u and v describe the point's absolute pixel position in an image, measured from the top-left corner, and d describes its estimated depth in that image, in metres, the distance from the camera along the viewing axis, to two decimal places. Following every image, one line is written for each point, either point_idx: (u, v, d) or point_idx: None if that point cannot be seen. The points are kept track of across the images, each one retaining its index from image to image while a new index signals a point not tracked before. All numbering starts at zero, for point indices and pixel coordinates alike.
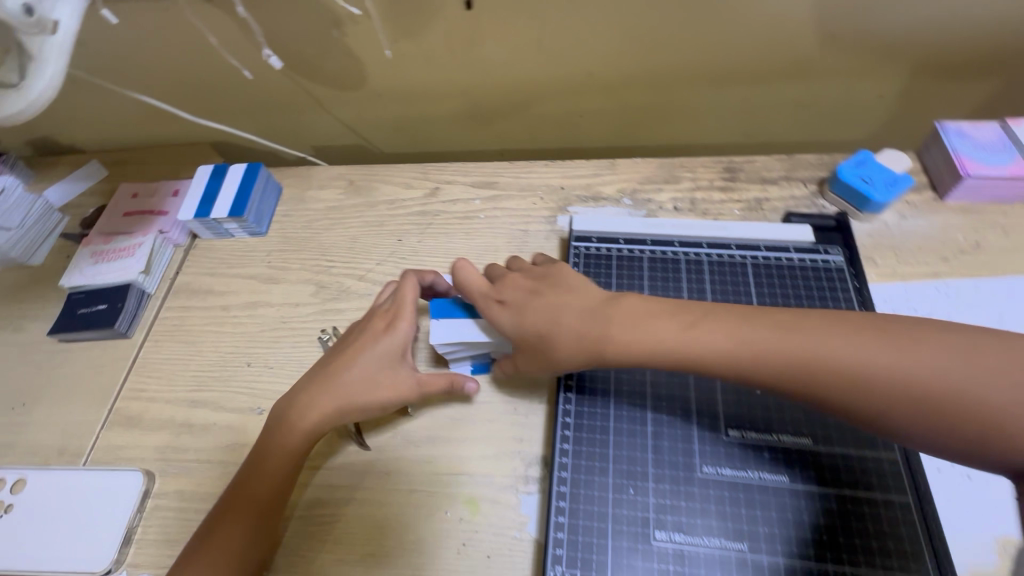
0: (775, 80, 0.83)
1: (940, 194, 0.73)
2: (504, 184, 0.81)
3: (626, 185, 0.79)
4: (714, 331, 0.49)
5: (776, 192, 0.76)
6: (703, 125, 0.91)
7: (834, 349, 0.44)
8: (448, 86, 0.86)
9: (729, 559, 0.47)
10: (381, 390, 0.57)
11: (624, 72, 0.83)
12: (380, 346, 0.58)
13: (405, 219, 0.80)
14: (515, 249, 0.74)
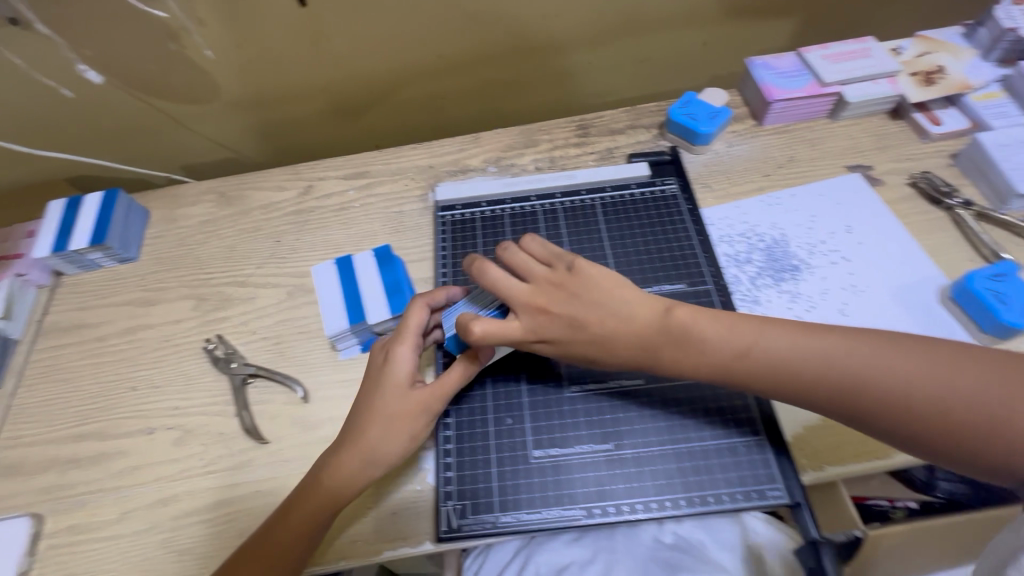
0: (609, 39, 0.90)
1: (758, 120, 0.82)
2: (376, 172, 0.84)
3: (491, 154, 0.84)
4: (806, 345, 0.47)
5: (625, 140, 0.83)
6: (559, 89, 0.98)
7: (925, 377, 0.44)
8: (305, 84, 0.87)
9: (598, 459, 0.51)
10: (409, 428, 0.50)
11: (472, 48, 0.87)
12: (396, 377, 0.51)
13: (281, 221, 0.80)
14: (392, 230, 0.77)
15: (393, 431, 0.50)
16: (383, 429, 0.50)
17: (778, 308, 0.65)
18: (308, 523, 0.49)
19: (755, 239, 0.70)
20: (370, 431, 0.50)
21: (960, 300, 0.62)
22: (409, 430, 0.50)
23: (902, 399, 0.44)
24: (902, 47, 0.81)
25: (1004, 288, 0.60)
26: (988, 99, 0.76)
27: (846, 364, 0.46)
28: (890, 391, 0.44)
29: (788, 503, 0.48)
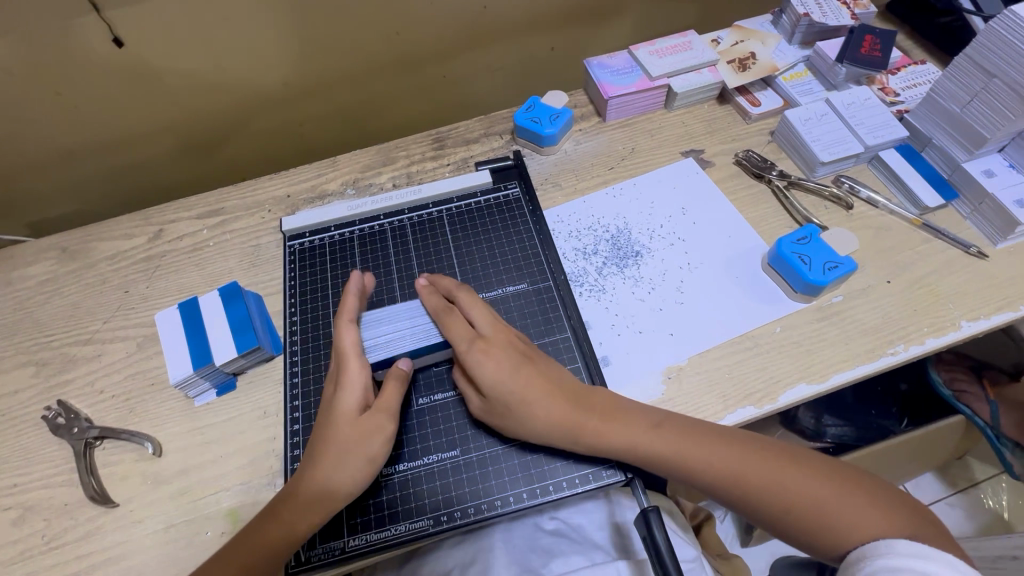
0: (457, 51, 0.92)
1: (602, 117, 0.86)
2: (231, 208, 0.81)
3: (348, 177, 0.83)
4: (694, 439, 0.52)
5: (479, 148, 0.84)
6: (419, 102, 0.99)
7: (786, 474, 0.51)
8: (147, 124, 0.84)
9: (445, 467, 0.54)
10: (363, 451, 0.49)
11: (318, 72, 0.87)
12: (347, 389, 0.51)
13: (129, 269, 0.76)
14: (248, 265, 0.75)
15: (346, 457, 0.49)
16: (337, 456, 0.49)
17: (623, 294, 0.67)
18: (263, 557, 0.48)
19: (601, 231, 0.74)
20: (327, 458, 0.49)
21: (776, 265, 0.67)
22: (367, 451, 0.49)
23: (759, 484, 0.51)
24: (720, 38, 0.87)
25: (809, 250, 0.65)
26: (795, 79, 0.84)
27: (725, 454, 0.52)
28: (777, 499, 0.50)
29: (621, 480, 0.53)
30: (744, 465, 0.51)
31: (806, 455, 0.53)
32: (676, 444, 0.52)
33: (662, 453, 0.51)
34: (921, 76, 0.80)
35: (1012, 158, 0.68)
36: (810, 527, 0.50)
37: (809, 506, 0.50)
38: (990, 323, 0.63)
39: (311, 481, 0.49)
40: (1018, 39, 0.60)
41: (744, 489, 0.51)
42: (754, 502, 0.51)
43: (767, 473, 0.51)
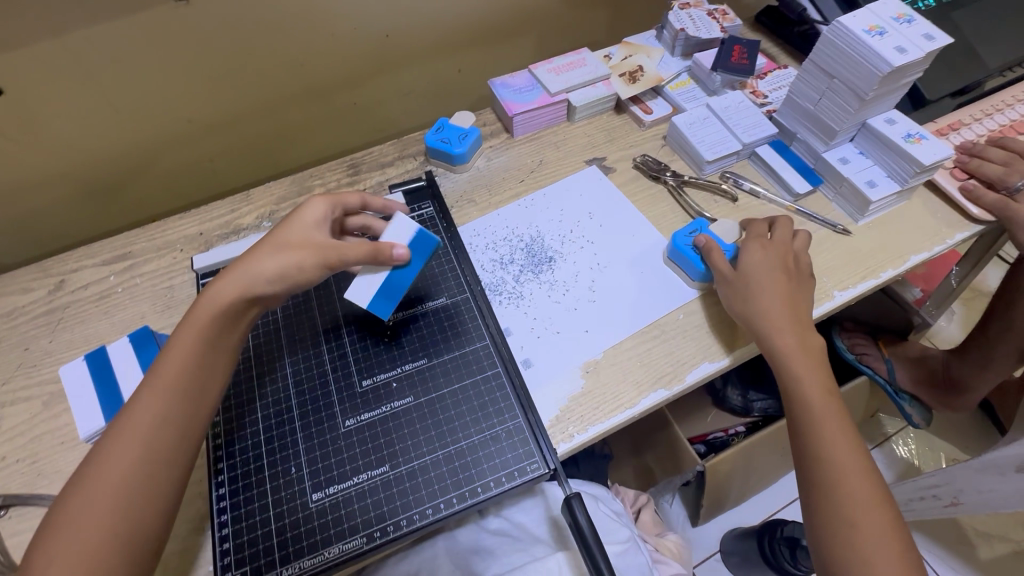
0: (364, 78, 0.94)
1: (510, 133, 0.91)
2: (139, 251, 0.78)
3: (263, 210, 0.83)
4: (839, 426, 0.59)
5: (395, 171, 0.86)
6: (332, 129, 1.00)
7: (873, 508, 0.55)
8: (38, 170, 0.80)
9: (375, 484, 0.55)
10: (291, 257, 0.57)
11: (224, 106, 0.86)
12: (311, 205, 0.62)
13: (28, 326, 0.72)
14: (162, 307, 0.73)
15: (276, 255, 0.56)
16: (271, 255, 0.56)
17: (540, 298, 0.71)
18: (186, 363, 0.52)
19: (515, 241, 0.77)
20: (255, 259, 0.56)
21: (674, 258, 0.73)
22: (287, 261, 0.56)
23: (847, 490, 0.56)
24: (610, 54, 0.94)
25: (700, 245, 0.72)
26: (680, 87, 0.92)
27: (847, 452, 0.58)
28: (856, 509, 0.55)
29: (546, 473, 0.56)
30: (858, 473, 0.57)
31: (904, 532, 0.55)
32: (822, 418, 0.59)
33: (808, 412, 0.60)
34: (784, 80, 0.91)
35: (861, 146, 0.78)
36: (844, 553, 0.54)
37: (864, 544, 0.54)
38: (859, 290, 0.72)
39: (235, 275, 0.56)
40: (845, 44, 0.69)
41: (835, 478, 0.57)
42: (826, 499, 0.57)
43: (862, 494, 0.56)
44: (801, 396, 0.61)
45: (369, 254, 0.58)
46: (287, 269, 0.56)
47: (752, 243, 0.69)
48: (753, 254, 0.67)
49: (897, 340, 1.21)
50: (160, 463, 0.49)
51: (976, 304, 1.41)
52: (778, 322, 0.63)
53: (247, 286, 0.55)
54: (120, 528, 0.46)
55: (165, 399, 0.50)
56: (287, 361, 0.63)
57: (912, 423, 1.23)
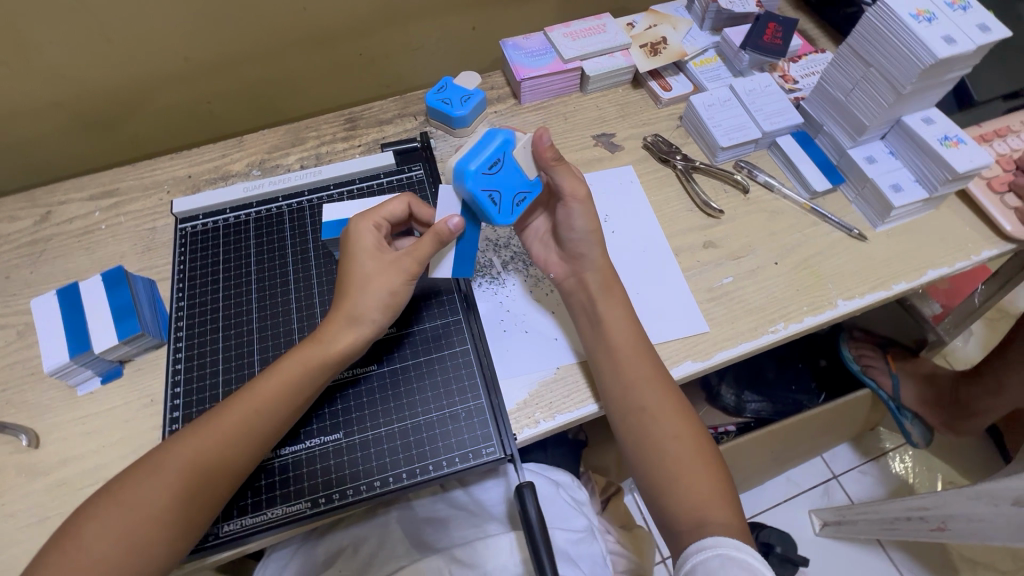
0: (372, 31, 0.90)
1: (518, 99, 0.86)
2: (127, 189, 0.77)
3: (254, 158, 0.80)
4: (642, 393, 0.56)
5: (392, 130, 0.82)
6: (336, 81, 0.96)
7: (677, 458, 0.54)
8: (34, 99, 0.79)
9: (326, 450, 0.54)
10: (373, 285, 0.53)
11: (223, 47, 0.83)
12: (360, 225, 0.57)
13: (12, 254, 0.72)
14: (142, 249, 0.72)
15: (371, 286, 0.53)
16: (361, 290, 0.53)
17: (518, 294, 0.66)
18: (286, 389, 0.51)
19: (517, 226, 0.72)
20: (350, 294, 0.53)
21: (463, 192, 0.54)
22: (378, 285, 0.53)
23: (656, 454, 0.54)
24: (633, 22, 0.87)
25: (499, 181, 0.54)
26: (705, 65, 0.86)
27: (644, 407, 0.56)
28: (659, 467, 0.54)
29: (502, 458, 0.55)
30: (687, 443, 0.55)
31: (715, 469, 0.54)
32: (646, 388, 0.56)
33: (623, 380, 0.57)
34: (819, 65, 0.83)
35: (892, 145, 0.72)
36: (676, 516, 0.52)
37: (691, 508, 0.52)
38: (865, 302, 0.67)
39: (340, 314, 0.53)
40: (888, 29, 0.62)
41: (655, 446, 0.55)
42: (650, 464, 0.55)
43: (691, 457, 0.54)
44: (619, 370, 0.57)
45: (433, 245, 0.54)
46: (386, 304, 0.54)
47: (575, 204, 0.60)
48: (579, 219, 0.60)
49: (908, 356, 1.15)
50: (226, 465, 0.48)
51: (999, 326, 1.33)
52: (619, 322, 0.59)
53: (361, 333, 0.53)
54: (189, 522, 0.47)
55: (255, 415, 0.50)
56: (254, 316, 0.64)
57: (911, 440, 1.19)
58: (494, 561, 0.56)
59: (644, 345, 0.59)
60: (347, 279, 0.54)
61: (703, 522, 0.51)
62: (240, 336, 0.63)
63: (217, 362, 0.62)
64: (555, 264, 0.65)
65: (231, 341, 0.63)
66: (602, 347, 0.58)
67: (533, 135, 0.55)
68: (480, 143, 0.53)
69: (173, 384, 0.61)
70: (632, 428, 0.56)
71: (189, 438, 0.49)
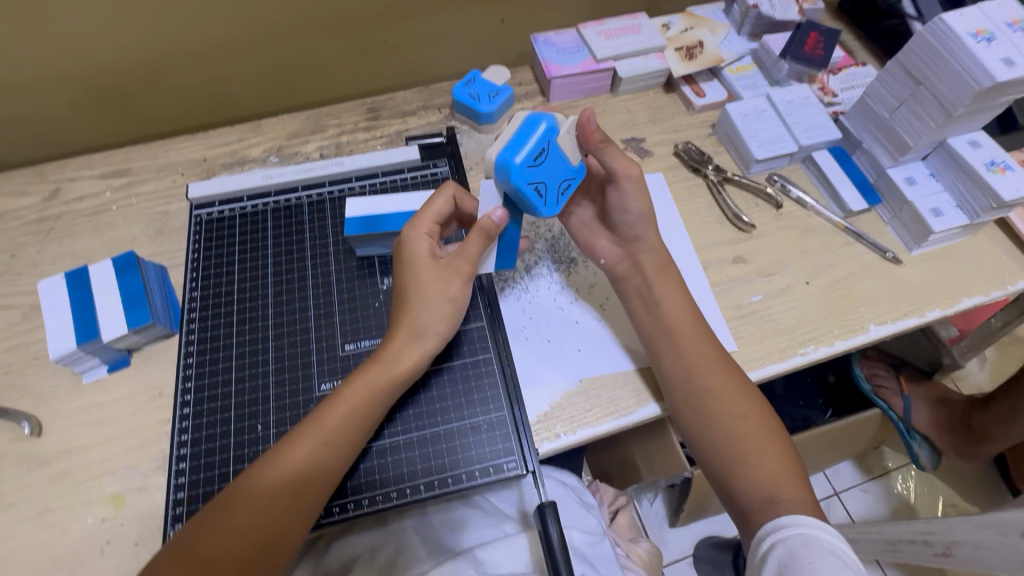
0: (399, 18, 0.87)
1: (546, 97, 0.83)
2: (139, 169, 0.75)
3: (272, 144, 0.77)
4: (705, 375, 0.55)
5: (415, 122, 0.80)
6: (358, 68, 0.93)
7: (745, 440, 0.54)
8: (47, 71, 0.76)
9: None
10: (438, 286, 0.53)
11: (245, 27, 0.80)
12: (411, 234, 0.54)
13: (19, 231, 0.69)
14: (154, 233, 0.70)
15: (431, 296, 0.52)
16: (421, 300, 0.52)
17: (543, 300, 0.64)
18: (356, 419, 0.49)
19: (542, 230, 0.70)
20: (411, 306, 0.52)
21: (506, 187, 0.51)
22: (435, 286, 0.52)
23: (724, 439, 0.54)
24: (669, 23, 0.85)
25: (544, 171, 0.52)
26: (740, 72, 0.83)
27: (705, 389, 0.55)
28: (729, 449, 0.54)
29: (523, 473, 0.54)
30: (754, 420, 0.54)
31: (783, 448, 0.54)
32: (708, 370, 0.56)
33: (683, 363, 0.56)
34: (859, 79, 0.80)
35: (933, 167, 0.69)
36: (749, 493, 0.52)
37: (765, 483, 0.52)
38: (897, 327, 0.65)
39: (403, 328, 0.52)
40: (943, 48, 0.60)
41: (724, 427, 0.54)
42: (715, 449, 0.54)
43: (760, 435, 0.54)
44: (682, 354, 0.56)
45: (484, 241, 0.52)
46: (449, 313, 0.53)
47: (631, 184, 0.58)
48: (633, 200, 0.59)
49: (920, 378, 1.14)
50: (297, 504, 0.46)
51: (1012, 351, 1.32)
52: (675, 304, 0.59)
53: (426, 345, 0.52)
54: (268, 560, 0.45)
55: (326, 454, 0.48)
56: (270, 311, 0.62)
57: (919, 462, 1.18)
58: (507, 562, 0.55)
59: (701, 324, 0.58)
60: (404, 290, 0.53)
61: (777, 500, 0.51)
62: (254, 329, 0.61)
63: (229, 356, 0.59)
64: (606, 249, 0.63)
65: (244, 335, 0.61)
66: (659, 330, 0.58)
67: (578, 117, 0.55)
68: (523, 132, 0.50)
69: (184, 378, 0.58)
70: (698, 411, 0.55)
71: (259, 480, 0.46)
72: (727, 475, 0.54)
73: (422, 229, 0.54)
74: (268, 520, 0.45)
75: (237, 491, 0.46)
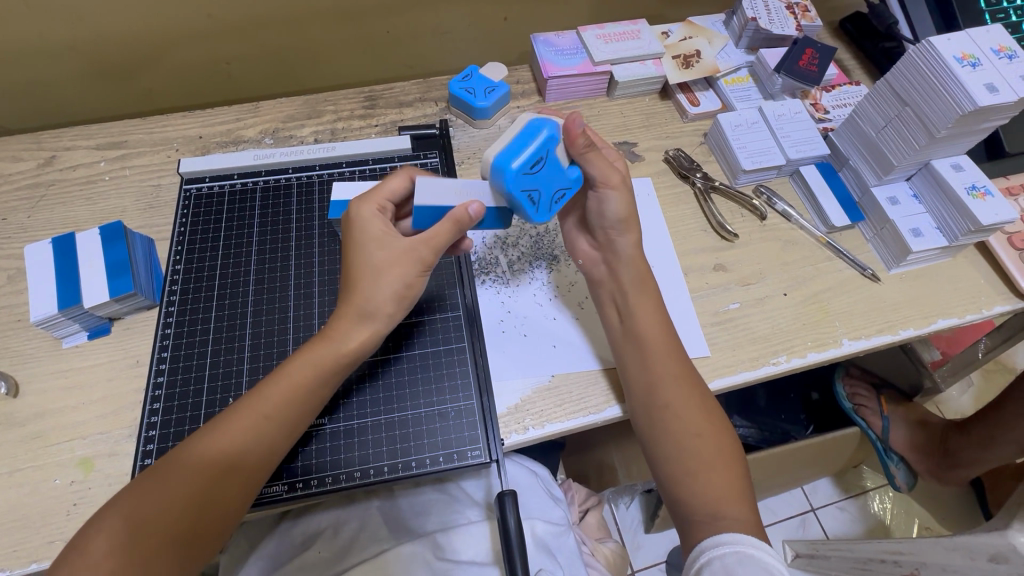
0: (402, 11, 0.88)
1: (542, 96, 0.84)
2: (135, 142, 0.75)
3: (268, 126, 0.78)
4: (671, 387, 0.55)
5: (411, 113, 0.80)
6: (360, 56, 0.94)
7: (700, 453, 0.53)
8: (50, 41, 0.77)
9: (310, 437, 0.54)
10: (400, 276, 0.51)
11: (249, 10, 0.81)
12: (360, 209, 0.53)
13: (11, 196, 0.70)
14: (144, 206, 0.70)
15: (384, 279, 0.51)
16: (374, 280, 0.51)
17: (523, 296, 0.65)
18: (297, 395, 0.49)
19: (528, 226, 0.70)
20: (364, 286, 0.50)
21: (499, 189, 0.51)
22: (399, 276, 0.51)
23: (677, 451, 0.54)
24: (669, 31, 0.85)
25: (540, 179, 0.51)
26: (736, 83, 0.84)
27: (666, 400, 0.55)
28: (679, 461, 0.53)
29: (486, 462, 0.54)
30: (710, 438, 0.54)
31: (736, 468, 0.54)
32: (670, 385, 0.55)
33: (649, 375, 0.56)
34: (852, 97, 0.82)
35: (916, 188, 0.70)
36: (692, 507, 0.52)
37: (709, 501, 0.52)
38: (870, 343, 0.66)
39: (352, 308, 0.51)
40: (930, 70, 0.61)
41: (680, 438, 0.54)
42: (668, 460, 0.54)
43: (713, 454, 0.53)
44: (648, 365, 0.56)
45: (450, 233, 0.50)
46: (400, 296, 0.52)
47: (609, 190, 0.56)
48: (616, 207, 0.57)
49: (902, 400, 1.14)
50: (230, 477, 0.46)
51: (996, 379, 1.32)
52: (649, 313, 0.58)
53: (375, 327, 0.51)
54: (196, 534, 0.44)
55: (264, 428, 0.48)
56: (251, 287, 0.63)
57: (895, 484, 1.18)
58: (467, 550, 0.57)
59: (674, 339, 0.58)
60: (356, 268, 0.51)
61: (719, 518, 0.51)
62: (233, 304, 0.62)
63: (207, 329, 0.60)
64: (586, 251, 0.63)
65: (224, 309, 0.62)
66: (632, 340, 0.58)
67: (566, 119, 0.52)
68: (523, 138, 0.49)
69: (160, 347, 0.59)
70: (656, 420, 0.55)
71: (190, 452, 0.45)
72: (674, 486, 0.53)
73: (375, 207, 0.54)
74: (196, 494, 0.44)
75: (167, 463, 0.45)
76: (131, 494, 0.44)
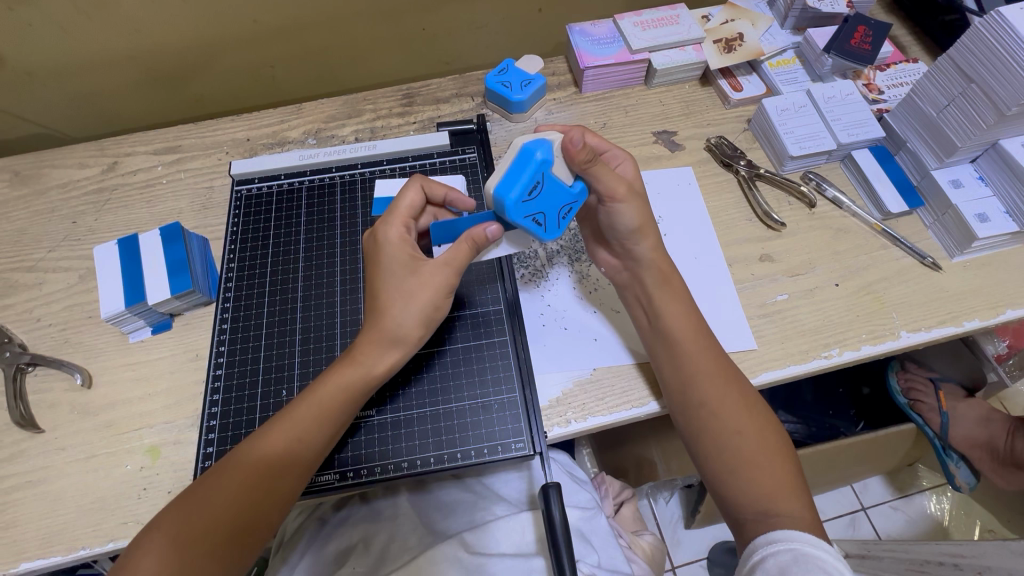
0: (437, 8, 0.89)
1: (578, 88, 0.83)
2: (188, 147, 0.79)
3: (311, 126, 0.80)
4: (709, 385, 0.54)
5: (448, 109, 0.81)
6: (396, 54, 0.96)
7: (748, 448, 0.52)
8: (110, 52, 0.81)
9: (359, 428, 0.56)
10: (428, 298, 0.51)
11: (290, 14, 0.83)
12: (381, 237, 0.54)
13: (80, 200, 0.75)
14: (199, 207, 0.74)
15: (414, 304, 0.51)
16: (404, 305, 0.51)
17: (560, 288, 0.65)
18: (352, 387, 0.50)
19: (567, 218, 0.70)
20: (393, 311, 0.51)
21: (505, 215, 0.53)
22: (431, 301, 0.51)
23: (722, 448, 0.53)
24: (709, 15, 0.83)
25: (540, 204, 0.52)
26: (781, 66, 0.81)
27: (705, 398, 0.54)
28: (725, 459, 0.52)
29: (530, 454, 0.55)
30: (753, 435, 0.53)
31: (789, 462, 0.52)
32: (709, 382, 0.54)
33: (684, 372, 0.55)
34: (908, 76, 0.77)
35: (982, 170, 0.66)
36: (741, 504, 0.51)
37: (756, 497, 0.51)
38: (930, 336, 0.63)
39: (382, 334, 0.51)
40: (1001, 44, 0.57)
41: (724, 436, 0.53)
42: (713, 457, 0.53)
43: (759, 451, 0.52)
44: (686, 360, 0.55)
45: (470, 251, 0.51)
46: (429, 318, 0.52)
47: (619, 203, 0.56)
48: (630, 218, 0.57)
49: (962, 396, 1.05)
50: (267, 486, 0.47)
51: None
52: (676, 309, 0.57)
53: (403, 351, 0.52)
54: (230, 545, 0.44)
55: (307, 434, 0.49)
56: (300, 283, 0.65)
57: (954, 484, 1.12)
58: (508, 540, 0.58)
59: (707, 334, 0.57)
60: (385, 295, 0.51)
61: (770, 512, 0.50)
62: (283, 299, 0.64)
63: (260, 324, 0.63)
64: (608, 259, 0.63)
65: (275, 304, 0.64)
66: (664, 339, 0.56)
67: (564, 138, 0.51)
68: (517, 168, 0.50)
69: (218, 342, 0.62)
70: (695, 418, 0.54)
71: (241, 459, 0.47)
72: (723, 484, 0.52)
73: (398, 226, 0.54)
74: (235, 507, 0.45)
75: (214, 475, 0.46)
76: (196, 491, 0.46)
